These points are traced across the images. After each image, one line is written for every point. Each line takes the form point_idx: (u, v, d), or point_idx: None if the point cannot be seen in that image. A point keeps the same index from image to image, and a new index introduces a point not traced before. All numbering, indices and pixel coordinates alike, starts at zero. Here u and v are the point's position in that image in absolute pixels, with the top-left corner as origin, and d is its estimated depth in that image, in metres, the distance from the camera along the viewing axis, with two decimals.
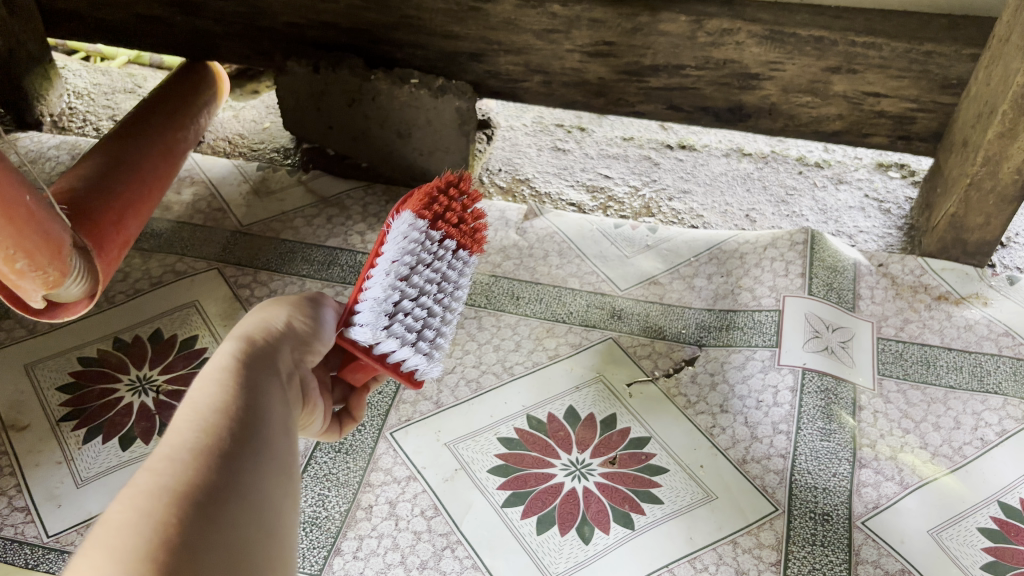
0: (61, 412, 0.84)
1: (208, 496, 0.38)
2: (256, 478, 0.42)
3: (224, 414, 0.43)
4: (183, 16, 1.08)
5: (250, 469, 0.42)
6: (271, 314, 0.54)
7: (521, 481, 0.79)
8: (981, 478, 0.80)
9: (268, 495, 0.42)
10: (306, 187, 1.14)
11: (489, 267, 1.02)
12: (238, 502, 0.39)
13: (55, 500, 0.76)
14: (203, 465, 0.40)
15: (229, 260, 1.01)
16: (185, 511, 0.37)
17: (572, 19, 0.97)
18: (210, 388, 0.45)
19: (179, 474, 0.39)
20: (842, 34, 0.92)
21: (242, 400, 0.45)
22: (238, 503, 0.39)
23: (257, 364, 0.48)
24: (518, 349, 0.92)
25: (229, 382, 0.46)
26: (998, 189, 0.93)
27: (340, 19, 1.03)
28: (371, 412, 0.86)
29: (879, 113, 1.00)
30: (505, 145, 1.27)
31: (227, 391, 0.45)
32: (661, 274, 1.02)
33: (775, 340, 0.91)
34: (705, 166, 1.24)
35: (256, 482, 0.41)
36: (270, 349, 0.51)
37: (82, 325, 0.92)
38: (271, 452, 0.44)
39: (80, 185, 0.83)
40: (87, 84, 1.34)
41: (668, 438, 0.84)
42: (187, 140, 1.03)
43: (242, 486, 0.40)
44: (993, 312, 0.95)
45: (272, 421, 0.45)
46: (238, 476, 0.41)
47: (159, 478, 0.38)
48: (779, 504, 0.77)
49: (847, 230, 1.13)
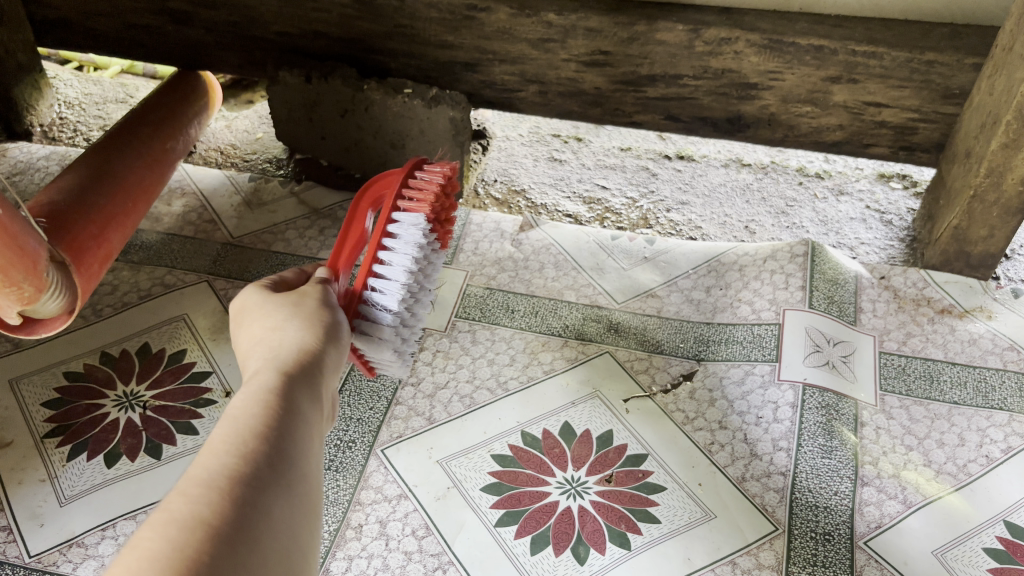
0: (46, 428, 0.82)
1: (235, 523, 0.38)
2: (283, 502, 0.42)
3: (260, 442, 0.44)
4: (173, 25, 1.07)
5: (279, 492, 0.42)
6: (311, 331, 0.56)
7: (515, 499, 0.77)
8: (986, 496, 0.78)
9: (288, 517, 0.42)
10: (298, 198, 1.12)
11: (484, 280, 1.01)
12: (263, 523, 0.40)
13: (37, 519, 0.74)
14: (234, 485, 0.40)
15: (219, 272, 1.00)
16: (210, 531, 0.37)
17: (568, 29, 0.96)
18: (249, 414, 0.46)
19: (214, 498, 0.39)
20: (842, 43, 0.90)
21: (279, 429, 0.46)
22: (263, 524, 0.39)
23: (296, 386, 0.50)
24: (513, 363, 0.91)
25: (270, 407, 0.47)
26: (1002, 201, 0.91)
27: (332, 28, 1.02)
28: (362, 428, 0.84)
29: (880, 123, 0.98)
30: (500, 155, 1.26)
31: (266, 417, 0.46)
32: (659, 287, 1.00)
33: (775, 354, 0.89)
34: (704, 177, 1.23)
35: (275, 505, 0.41)
36: (306, 375, 0.52)
37: (69, 339, 0.91)
38: (301, 479, 0.44)
39: (59, 198, 0.82)
40: (78, 94, 1.33)
41: (666, 456, 0.82)
42: (176, 152, 1.02)
43: (269, 507, 0.41)
44: (998, 326, 0.93)
45: (302, 449, 0.46)
46: (267, 497, 0.41)
47: (194, 505, 0.38)
48: (779, 523, 0.75)
49: (848, 242, 1.11)
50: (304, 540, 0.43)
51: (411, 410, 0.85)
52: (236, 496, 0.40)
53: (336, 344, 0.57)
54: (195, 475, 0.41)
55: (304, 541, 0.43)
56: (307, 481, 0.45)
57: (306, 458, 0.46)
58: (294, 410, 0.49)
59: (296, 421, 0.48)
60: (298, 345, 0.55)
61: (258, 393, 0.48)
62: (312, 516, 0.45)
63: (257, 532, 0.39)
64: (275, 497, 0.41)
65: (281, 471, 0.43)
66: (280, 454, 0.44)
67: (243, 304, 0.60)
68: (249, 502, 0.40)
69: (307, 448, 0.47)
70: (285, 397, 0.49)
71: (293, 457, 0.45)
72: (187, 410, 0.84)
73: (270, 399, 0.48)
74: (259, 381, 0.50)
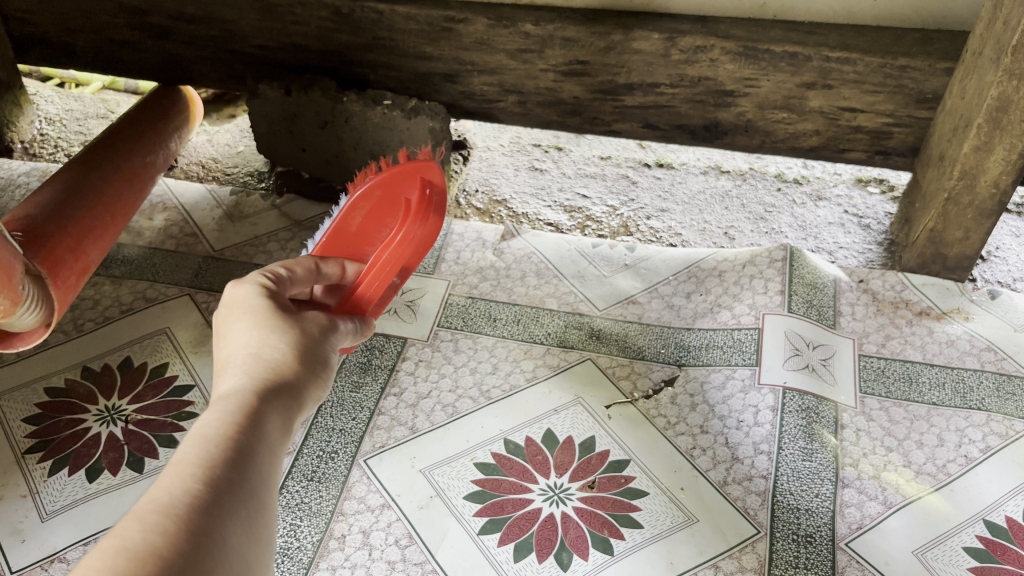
0: (27, 443, 0.82)
1: (188, 555, 0.38)
2: (241, 529, 0.42)
3: (225, 463, 0.44)
4: (153, 40, 1.07)
5: (238, 519, 0.42)
6: (296, 345, 0.55)
7: (498, 507, 0.77)
8: (965, 496, 0.78)
9: (242, 545, 0.41)
10: (279, 211, 1.12)
11: (466, 289, 1.01)
12: (217, 552, 0.39)
13: (19, 534, 0.74)
14: (191, 511, 0.40)
15: (201, 286, 1.00)
16: (159, 564, 0.37)
17: (545, 39, 0.97)
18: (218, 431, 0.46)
19: (168, 522, 0.39)
20: (816, 49, 0.92)
21: (243, 447, 0.45)
22: (217, 553, 0.39)
23: (272, 402, 0.50)
24: (495, 372, 0.91)
25: (239, 424, 0.47)
26: (975, 203, 0.92)
27: (311, 42, 1.03)
28: (345, 438, 0.83)
29: (856, 128, 1.00)
30: (481, 165, 1.27)
31: (233, 435, 0.46)
32: (640, 294, 1.00)
33: (755, 358, 0.90)
34: (683, 184, 1.24)
35: (231, 534, 0.41)
36: (283, 393, 0.52)
37: (49, 355, 0.91)
38: (260, 505, 0.44)
39: (35, 212, 0.82)
40: (59, 110, 1.33)
41: (648, 461, 0.82)
42: (156, 166, 1.02)
43: (226, 536, 0.41)
44: (975, 327, 0.94)
45: (268, 469, 0.46)
46: (224, 526, 0.41)
47: (148, 533, 0.38)
48: (761, 526, 0.76)
49: (827, 246, 1.12)
50: (259, 566, 0.42)
51: (393, 420, 0.85)
52: (190, 526, 0.39)
53: (323, 359, 0.57)
54: (152, 500, 0.40)
55: (258, 567, 0.42)
56: (269, 506, 0.45)
57: (271, 481, 0.46)
58: (264, 430, 0.48)
59: (264, 441, 0.47)
60: (280, 358, 0.54)
61: (231, 409, 0.48)
62: (267, 543, 0.44)
63: (208, 565, 0.38)
64: (231, 526, 0.41)
65: (242, 496, 0.43)
66: (245, 479, 0.44)
67: (237, 291, 0.58)
68: (207, 531, 0.40)
69: (272, 473, 0.46)
70: (257, 415, 0.48)
71: (255, 480, 0.44)
72: (169, 423, 0.84)
73: (240, 418, 0.47)
74: (234, 396, 0.49)
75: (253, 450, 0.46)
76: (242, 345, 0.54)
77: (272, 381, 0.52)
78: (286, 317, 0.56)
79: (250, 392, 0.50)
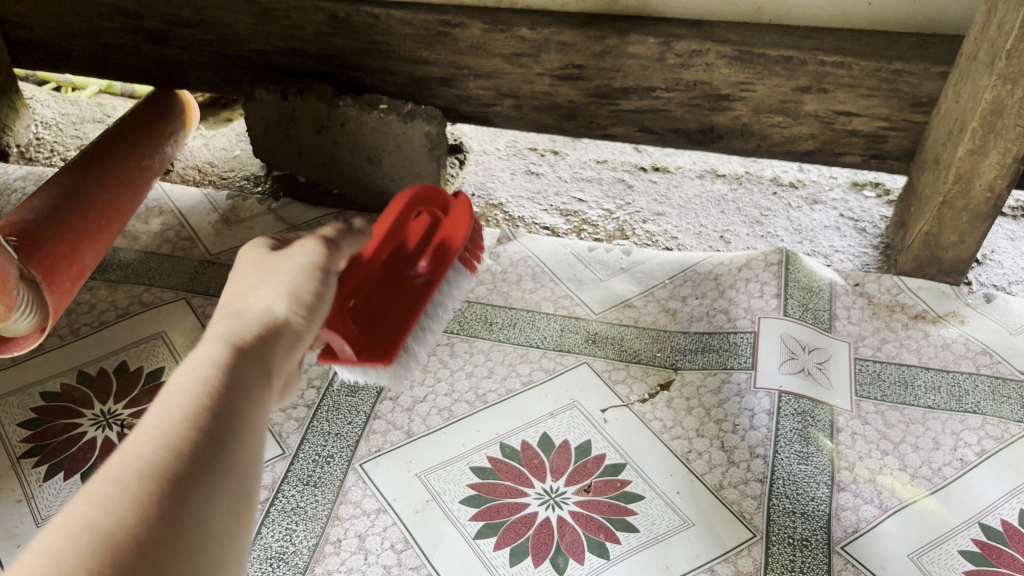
0: (22, 448, 0.82)
1: (145, 535, 0.35)
2: (211, 500, 0.39)
3: (196, 428, 0.41)
4: (149, 45, 1.07)
5: (207, 488, 0.39)
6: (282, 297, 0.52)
7: (494, 511, 0.77)
8: (961, 499, 0.78)
9: (211, 516, 0.39)
10: (276, 215, 1.12)
11: (462, 293, 1.01)
12: (181, 527, 0.37)
13: (14, 539, 0.74)
14: (151, 485, 0.37)
15: (197, 290, 1.00)
16: (113, 549, 0.34)
17: (541, 43, 0.97)
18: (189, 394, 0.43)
19: (126, 498, 0.36)
20: (811, 53, 0.92)
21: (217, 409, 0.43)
22: (180, 529, 0.37)
23: (253, 361, 0.47)
24: (491, 376, 0.91)
25: (214, 385, 0.44)
26: (970, 207, 0.93)
27: (308, 46, 1.03)
28: (341, 442, 0.83)
29: (851, 132, 1.00)
30: (478, 169, 1.27)
31: (206, 397, 0.43)
32: (636, 297, 1.00)
33: (750, 362, 0.90)
34: (679, 188, 1.24)
35: (197, 505, 0.38)
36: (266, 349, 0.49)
37: (45, 359, 0.91)
38: (235, 470, 0.41)
39: (31, 217, 0.82)
40: (55, 114, 1.33)
41: (644, 464, 0.82)
42: (152, 170, 1.02)
43: (191, 510, 0.38)
44: (970, 330, 0.94)
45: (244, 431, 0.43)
46: (190, 497, 0.38)
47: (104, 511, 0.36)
48: (757, 530, 0.76)
49: (823, 250, 1.12)
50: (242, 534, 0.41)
51: (389, 424, 0.85)
52: (159, 506, 0.37)
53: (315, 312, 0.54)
54: (110, 468, 0.38)
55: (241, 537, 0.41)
56: (244, 468, 0.42)
57: (248, 442, 0.43)
58: (241, 388, 0.45)
59: (241, 399, 0.44)
60: (266, 312, 0.51)
61: (207, 370, 0.45)
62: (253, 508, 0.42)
63: (171, 542, 0.36)
64: (199, 499, 0.38)
65: (212, 464, 0.40)
66: (216, 445, 0.41)
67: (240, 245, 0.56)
68: (169, 507, 0.37)
69: (249, 434, 0.44)
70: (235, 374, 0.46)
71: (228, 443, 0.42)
72: None
73: (215, 377, 0.45)
74: (213, 353, 0.47)
75: (232, 410, 0.44)
76: (229, 303, 0.52)
77: (257, 336, 0.49)
78: (275, 270, 0.54)
79: (230, 348, 0.47)
